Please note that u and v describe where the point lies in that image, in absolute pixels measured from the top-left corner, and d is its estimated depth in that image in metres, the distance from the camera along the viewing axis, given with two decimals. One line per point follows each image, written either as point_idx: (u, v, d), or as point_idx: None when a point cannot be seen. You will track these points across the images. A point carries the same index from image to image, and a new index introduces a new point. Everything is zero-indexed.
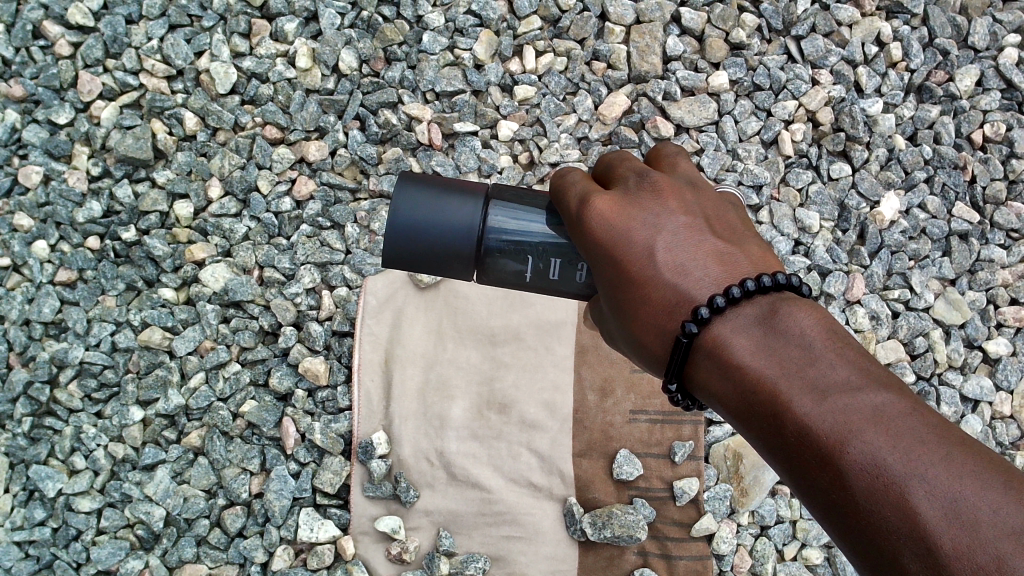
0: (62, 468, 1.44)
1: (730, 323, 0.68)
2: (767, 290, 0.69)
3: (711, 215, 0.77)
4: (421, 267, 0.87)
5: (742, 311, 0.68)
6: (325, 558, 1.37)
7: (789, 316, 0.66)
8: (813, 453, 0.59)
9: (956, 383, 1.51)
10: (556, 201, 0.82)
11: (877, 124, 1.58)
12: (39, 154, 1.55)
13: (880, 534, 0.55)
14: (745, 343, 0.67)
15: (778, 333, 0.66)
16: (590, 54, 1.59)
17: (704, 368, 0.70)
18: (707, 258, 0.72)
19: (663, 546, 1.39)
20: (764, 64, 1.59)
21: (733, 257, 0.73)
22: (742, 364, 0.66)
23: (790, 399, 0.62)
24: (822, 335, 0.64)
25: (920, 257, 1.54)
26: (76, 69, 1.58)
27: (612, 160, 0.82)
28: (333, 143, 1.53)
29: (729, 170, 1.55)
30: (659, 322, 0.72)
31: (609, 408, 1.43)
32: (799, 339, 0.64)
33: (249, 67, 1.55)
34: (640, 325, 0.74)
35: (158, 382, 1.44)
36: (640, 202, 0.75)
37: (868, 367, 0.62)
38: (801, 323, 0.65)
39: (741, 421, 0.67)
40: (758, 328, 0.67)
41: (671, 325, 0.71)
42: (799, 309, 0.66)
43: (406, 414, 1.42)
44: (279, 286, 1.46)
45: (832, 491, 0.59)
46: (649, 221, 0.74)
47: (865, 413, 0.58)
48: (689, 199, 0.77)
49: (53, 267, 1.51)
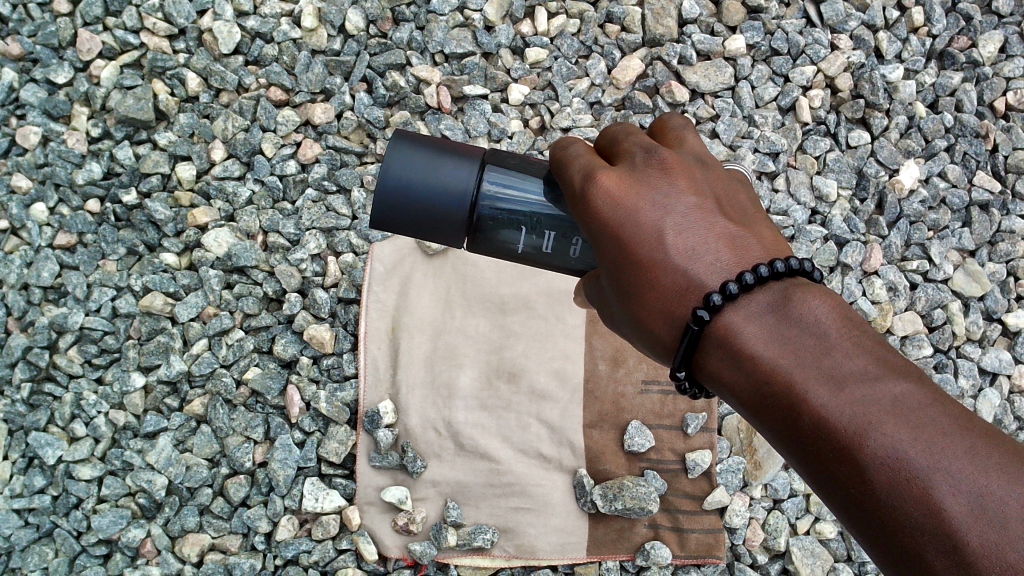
0: (62, 435, 1.40)
1: (741, 310, 0.63)
2: (781, 275, 0.64)
3: (720, 194, 0.71)
4: (409, 229, 0.83)
5: (755, 298, 0.64)
6: (330, 528, 1.34)
7: (802, 302, 0.62)
8: (831, 447, 0.56)
9: (975, 356, 1.47)
10: (557, 174, 0.76)
11: (897, 91, 1.54)
12: (37, 115, 1.52)
13: (904, 532, 0.52)
14: (757, 330, 0.62)
15: (790, 320, 0.61)
16: (603, 16, 1.56)
17: (711, 356, 0.65)
18: (717, 241, 0.67)
19: (675, 519, 1.36)
20: (782, 29, 1.55)
21: (745, 240, 0.68)
22: (755, 353, 0.61)
23: (806, 390, 0.58)
24: (837, 321, 0.60)
25: (939, 227, 1.51)
26: (75, 28, 1.54)
27: (615, 134, 0.76)
28: (339, 106, 1.49)
29: (744, 137, 1.51)
30: (665, 307, 0.67)
31: (620, 378, 1.40)
32: (815, 326, 0.60)
33: (253, 26, 1.51)
34: (646, 310, 0.69)
35: (160, 348, 1.40)
36: (647, 180, 0.69)
37: (885, 355, 0.58)
38: (814, 309, 0.61)
39: (752, 412, 0.62)
40: (771, 315, 0.62)
41: (680, 311, 0.66)
42: (813, 294, 0.62)
43: (412, 382, 1.38)
44: (283, 252, 1.43)
45: (850, 486, 0.55)
46: (658, 201, 0.68)
47: (885, 403, 0.54)
48: (698, 178, 0.71)
49: (52, 231, 1.47)
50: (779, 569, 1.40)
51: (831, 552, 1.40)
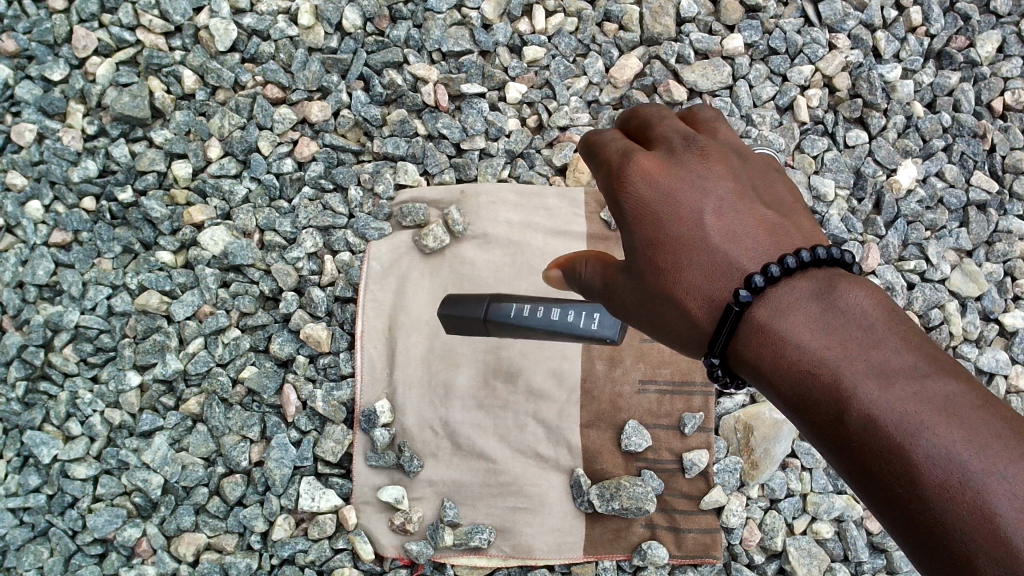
0: (58, 434, 1.40)
1: (784, 299, 0.72)
2: (819, 263, 0.73)
3: (756, 184, 0.82)
4: None
5: (796, 287, 0.72)
6: (327, 527, 1.34)
7: (849, 297, 0.68)
8: (878, 444, 0.61)
9: (971, 356, 1.47)
10: (588, 156, 0.87)
11: (895, 90, 1.55)
12: (32, 112, 1.51)
13: (948, 530, 0.56)
14: (804, 326, 0.69)
15: (838, 315, 0.68)
16: (601, 15, 1.55)
17: (754, 346, 0.72)
18: (756, 227, 0.78)
19: (671, 519, 1.36)
20: (780, 28, 1.54)
21: (780, 227, 0.78)
22: (798, 340, 0.68)
23: (855, 385, 0.63)
24: (884, 320, 0.66)
25: (937, 227, 1.51)
26: (70, 24, 1.53)
27: (648, 117, 0.86)
28: (336, 104, 1.49)
29: (743, 136, 1.51)
30: (705, 284, 0.77)
31: (617, 377, 1.40)
32: (863, 323, 0.66)
33: (250, 24, 1.51)
34: (684, 289, 0.77)
35: (156, 347, 1.39)
36: (688, 164, 0.80)
37: (932, 354, 0.63)
38: (861, 304, 0.68)
39: (795, 406, 0.68)
40: (818, 310, 0.69)
41: (719, 291, 0.76)
42: (858, 289, 0.69)
43: (409, 382, 1.38)
44: (280, 250, 1.42)
45: (895, 485, 0.59)
46: (697, 184, 0.79)
47: (934, 401, 0.60)
48: (734, 167, 0.82)
49: (47, 229, 1.47)
50: (776, 570, 1.40)
51: (828, 551, 1.40)
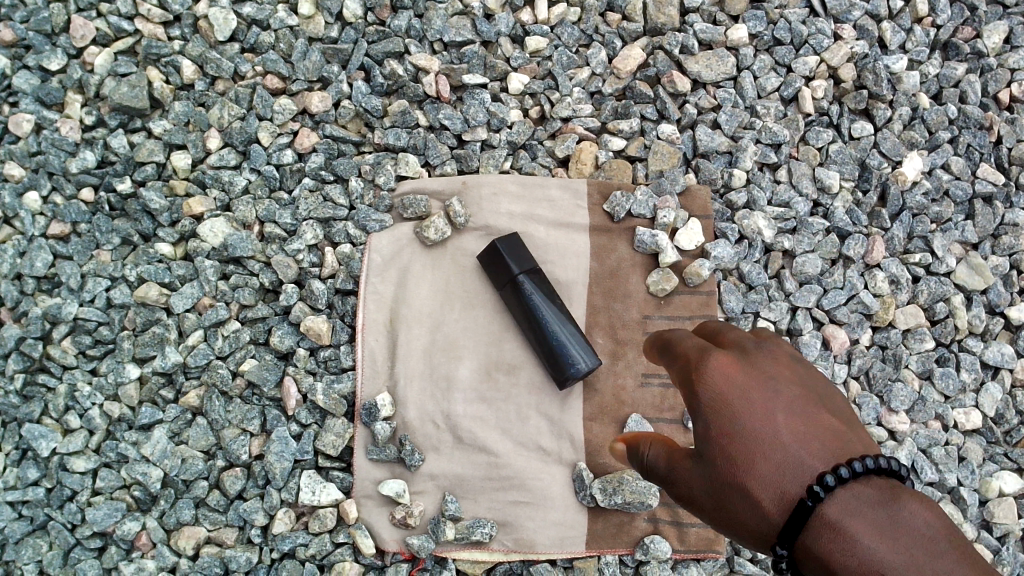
0: (56, 427, 1.38)
1: (846, 498, 0.80)
2: (873, 474, 0.81)
3: (824, 400, 0.92)
4: None
5: (856, 491, 0.80)
6: (327, 521, 1.33)
7: (908, 511, 0.77)
8: None
9: (976, 350, 1.46)
10: (664, 354, 1.04)
11: (900, 82, 1.53)
12: (31, 102, 1.49)
13: None
14: (860, 522, 0.78)
15: (896, 520, 0.77)
16: (605, 4, 1.53)
17: (810, 536, 0.80)
18: (825, 440, 0.85)
19: (674, 513, 1.35)
20: (785, 18, 1.54)
21: (841, 434, 0.87)
22: (861, 539, 0.77)
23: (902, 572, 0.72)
24: (930, 527, 0.76)
25: (942, 220, 1.50)
26: (68, 13, 1.51)
27: (715, 330, 1.04)
28: (336, 95, 1.47)
29: (746, 128, 1.50)
30: (767, 471, 0.85)
31: (619, 371, 1.39)
32: (917, 529, 0.75)
33: (250, 13, 1.49)
34: (753, 483, 0.86)
35: (155, 339, 1.38)
36: (759, 372, 0.92)
37: (970, 564, 0.74)
38: (915, 520, 0.76)
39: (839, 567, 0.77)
40: (875, 510, 0.78)
41: (783, 474, 0.84)
42: (914, 501, 0.78)
43: (411, 374, 1.37)
44: (280, 242, 1.41)
45: None
46: (772, 390, 0.89)
47: None
48: (801, 377, 0.93)
49: (45, 220, 1.45)
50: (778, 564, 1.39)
51: None
